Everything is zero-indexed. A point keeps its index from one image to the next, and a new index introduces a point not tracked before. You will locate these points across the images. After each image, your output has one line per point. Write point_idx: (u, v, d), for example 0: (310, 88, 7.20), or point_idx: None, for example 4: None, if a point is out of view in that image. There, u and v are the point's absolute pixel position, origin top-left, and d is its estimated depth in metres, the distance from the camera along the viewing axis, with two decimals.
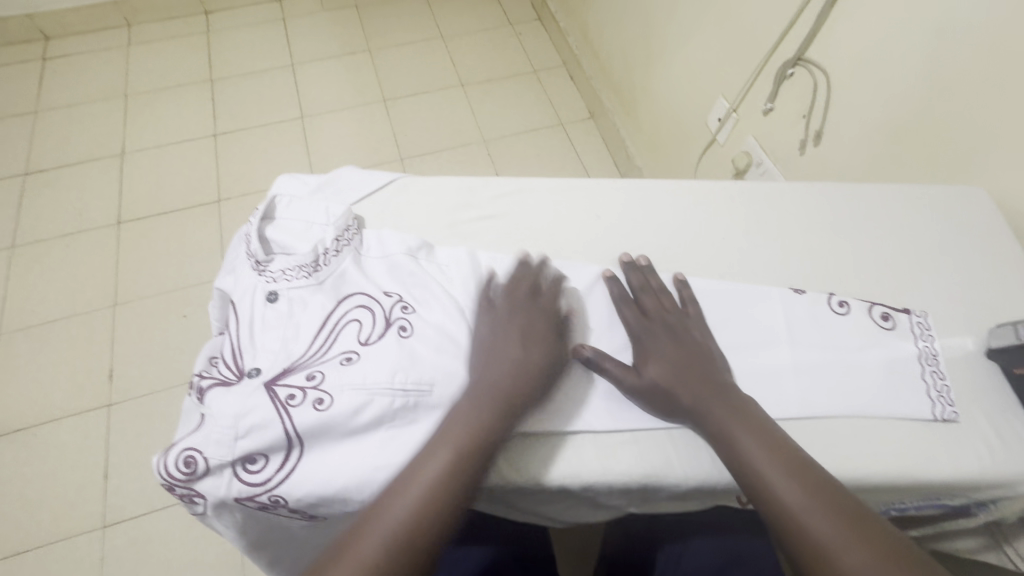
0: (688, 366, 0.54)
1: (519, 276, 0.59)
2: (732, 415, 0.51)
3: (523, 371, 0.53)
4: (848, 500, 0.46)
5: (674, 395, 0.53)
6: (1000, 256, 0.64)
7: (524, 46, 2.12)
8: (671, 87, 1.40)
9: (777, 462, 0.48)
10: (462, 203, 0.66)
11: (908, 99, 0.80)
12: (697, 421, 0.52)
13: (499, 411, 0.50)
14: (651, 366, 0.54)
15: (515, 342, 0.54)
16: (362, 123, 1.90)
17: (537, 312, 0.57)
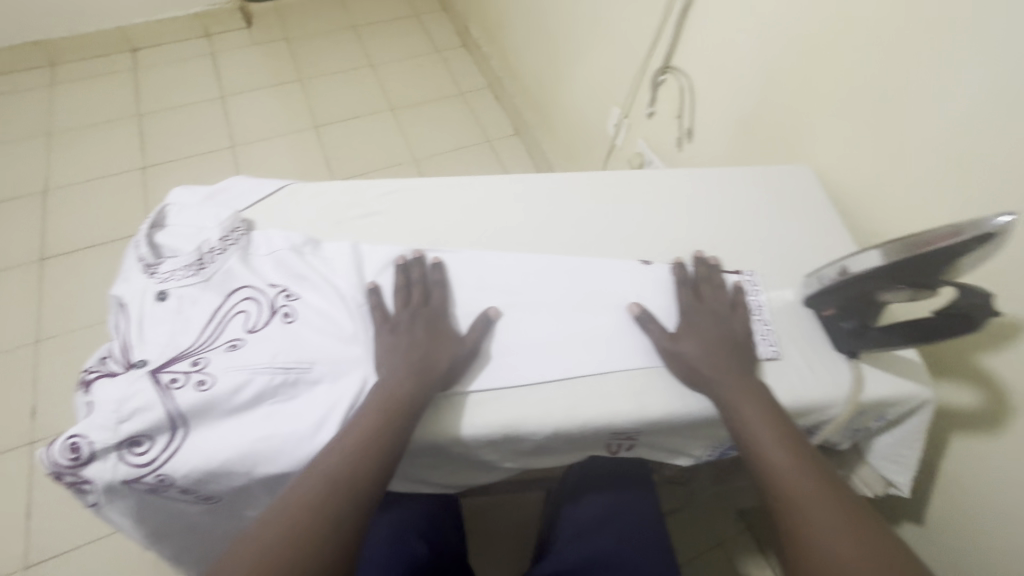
0: (722, 351, 0.59)
1: (404, 280, 0.63)
2: (758, 401, 0.56)
3: (424, 359, 0.57)
4: (838, 482, 0.52)
5: (709, 380, 0.57)
6: (822, 222, 0.75)
7: (450, 69, 2.23)
8: (576, 98, 1.53)
9: (786, 441, 0.54)
10: (348, 203, 0.72)
11: (749, 94, 0.92)
12: (725, 406, 0.56)
13: (421, 391, 0.56)
14: (698, 351, 0.59)
15: (420, 339, 0.59)
16: (296, 149, 1.95)
17: (426, 308, 0.62)
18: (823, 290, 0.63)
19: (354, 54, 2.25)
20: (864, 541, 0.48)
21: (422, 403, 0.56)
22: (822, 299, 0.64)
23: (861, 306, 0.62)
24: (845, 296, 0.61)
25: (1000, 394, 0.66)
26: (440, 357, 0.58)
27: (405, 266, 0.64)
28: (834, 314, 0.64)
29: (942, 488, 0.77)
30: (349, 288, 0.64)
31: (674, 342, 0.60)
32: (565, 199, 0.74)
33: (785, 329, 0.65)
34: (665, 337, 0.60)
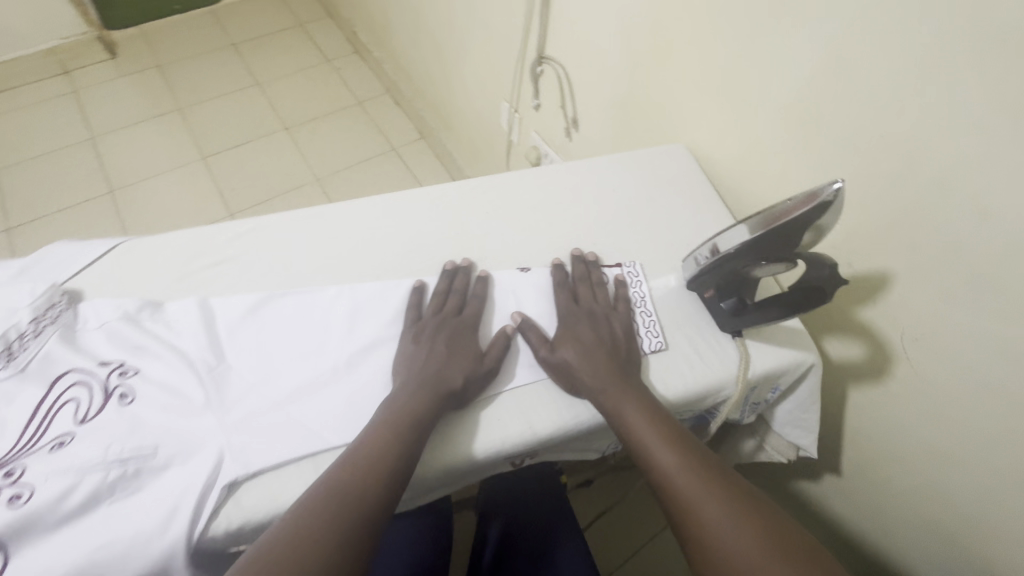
0: (600, 354, 0.57)
1: (447, 286, 0.63)
2: (641, 401, 0.54)
3: (444, 373, 0.55)
4: (731, 474, 0.50)
5: (592, 386, 0.55)
6: (700, 201, 0.75)
7: (345, 79, 2.12)
8: (469, 94, 1.49)
9: (672, 439, 0.52)
10: (193, 253, 0.65)
11: (620, 77, 0.91)
12: (609, 411, 0.54)
13: (432, 407, 0.53)
14: (576, 355, 0.57)
15: (440, 351, 0.57)
16: (183, 185, 1.80)
17: (458, 317, 0.60)
18: (701, 272, 0.62)
19: (238, 75, 2.10)
20: (761, 532, 0.45)
21: (433, 419, 0.53)
22: (701, 281, 0.63)
23: (738, 285, 0.61)
24: (720, 277, 0.60)
25: (881, 344, 0.68)
26: (454, 374, 0.55)
27: (452, 273, 0.64)
28: (715, 295, 0.63)
29: (849, 439, 0.79)
30: (197, 350, 0.57)
31: (553, 351, 0.57)
32: (435, 214, 0.71)
33: (669, 316, 0.64)
34: (546, 346, 0.58)
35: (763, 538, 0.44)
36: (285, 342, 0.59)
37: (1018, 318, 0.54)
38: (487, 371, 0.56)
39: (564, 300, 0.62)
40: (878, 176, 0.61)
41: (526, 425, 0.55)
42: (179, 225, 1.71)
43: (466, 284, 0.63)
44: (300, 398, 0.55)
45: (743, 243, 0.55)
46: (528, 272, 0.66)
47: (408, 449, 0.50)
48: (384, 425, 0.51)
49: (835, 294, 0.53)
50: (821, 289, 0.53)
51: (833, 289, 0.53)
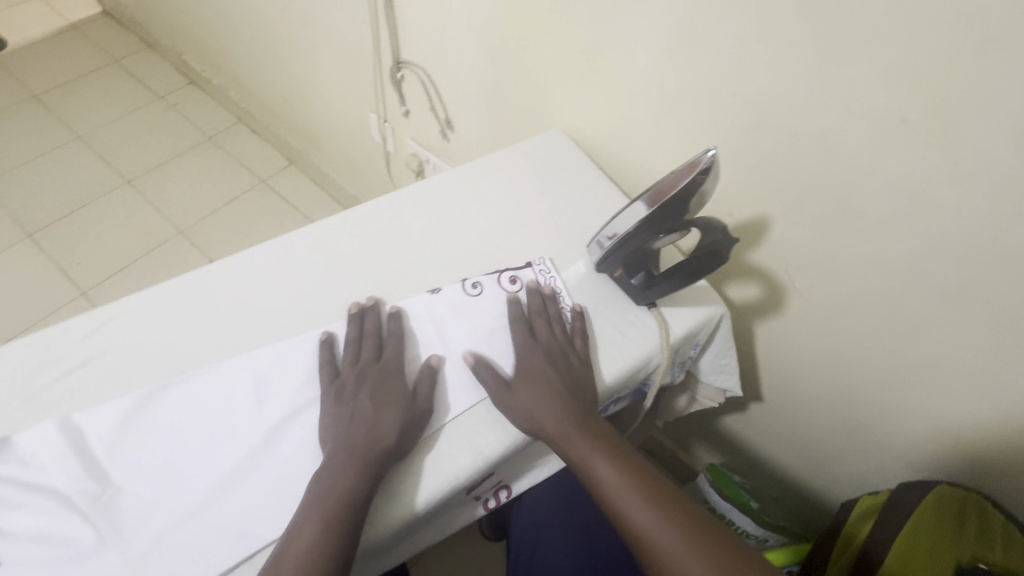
0: (553, 387, 0.56)
1: (358, 332, 0.58)
2: (582, 421, 0.54)
3: (376, 433, 0.50)
4: (675, 493, 0.52)
5: (545, 422, 0.54)
6: (587, 183, 0.76)
7: (185, 114, 1.90)
8: (331, 110, 1.40)
9: (620, 464, 0.53)
10: (35, 365, 0.54)
11: (482, 71, 0.89)
12: (558, 445, 0.54)
13: (367, 469, 0.48)
14: (531, 393, 0.55)
15: (364, 406, 0.52)
16: (11, 272, 1.52)
17: (378, 363, 0.56)
18: (610, 256, 0.63)
19: (50, 131, 1.80)
20: (694, 537, 0.48)
21: (375, 480, 0.49)
22: (613, 265, 0.63)
23: (643, 260, 0.62)
24: (629, 257, 0.62)
25: (772, 280, 0.74)
26: (387, 429, 0.51)
27: (360, 316, 0.59)
28: (628, 276, 0.64)
29: (764, 370, 0.86)
30: (73, 482, 0.48)
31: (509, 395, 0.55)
32: (324, 255, 0.65)
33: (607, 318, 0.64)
34: (508, 390, 0.56)
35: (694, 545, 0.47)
36: (183, 439, 0.51)
37: (872, 235, 0.61)
38: (422, 413, 0.53)
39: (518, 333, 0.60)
40: (738, 132, 0.65)
41: (476, 452, 0.53)
42: (17, 320, 1.44)
43: (378, 324, 0.59)
44: (217, 500, 0.48)
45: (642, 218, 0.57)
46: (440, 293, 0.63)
47: (351, 534, 0.46)
48: (318, 514, 0.46)
49: (730, 255, 0.56)
50: (717, 246, 0.56)
51: (727, 247, 0.56)
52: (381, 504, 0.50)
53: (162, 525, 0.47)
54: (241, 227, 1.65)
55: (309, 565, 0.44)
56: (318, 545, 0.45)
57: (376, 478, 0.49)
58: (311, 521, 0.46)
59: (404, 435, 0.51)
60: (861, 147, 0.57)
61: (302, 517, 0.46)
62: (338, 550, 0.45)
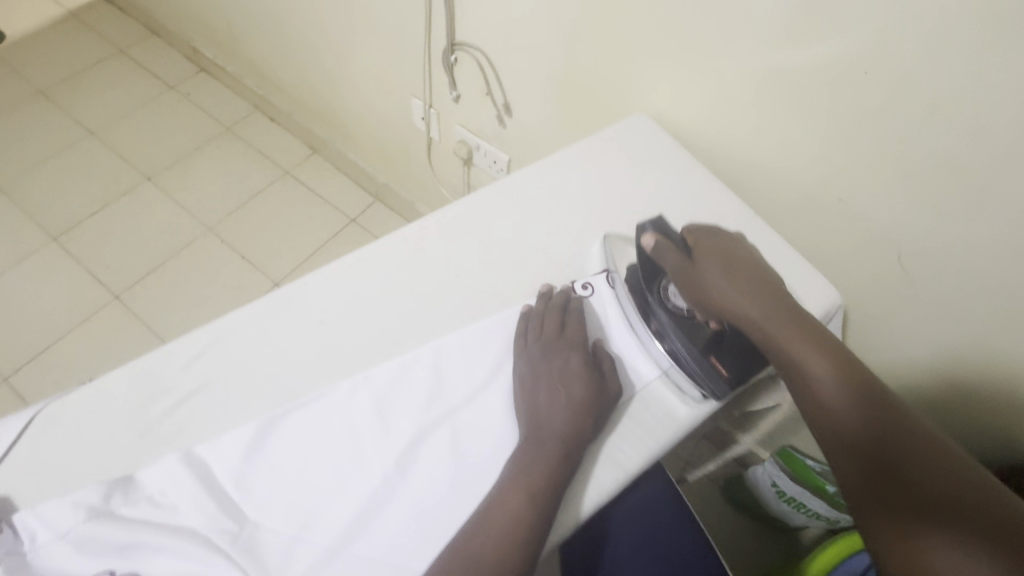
0: (750, 267, 0.57)
1: (542, 307, 0.57)
2: (706, 273, 0.57)
3: (573, 415, 0.50)
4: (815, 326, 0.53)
5: (733, 304, 0.55)
6: (683, 170, 0.72)
7: (199, 104, 1.82)
8: (365, 96, 1.33)
9: (837, 370, 0.51)
10: (144, 395, 0.50)
11: (553, 51, 0.84)
12: (755, 325, 0.54)
13: (564, 454, 0.48)
14: (717, 271, 0.57)
15: (557, 391, 0.52)
16: (40, 279, 1.47)
17: (564, 340, 0.55)
18: (690, 372, 0.56)
19: (63, 128, 1.72)
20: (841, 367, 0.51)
21: (569, 466, 0.48)
22: (705, 377, 0.55)
23: (694, 332, 0.57)
24: (681, 342, 0.56)
25: (880, 267, 0.71)
26: (580, 416, 0.50)
27: (547, 293, 0.58)
28: (713, 357, 0.55)
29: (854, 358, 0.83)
30: (210, 522, 0.45)
31: (705, 291, 0.56)
32: (424, 261, 0.61)
33: (705, 241, 0.59)
34: (697, 271, 0.57)
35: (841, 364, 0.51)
36: (310, 471, 0.48)
37: (1012, 217, 0.58)
38: (610, 395, 0.53)
39: (672, 257, 0.58)
40: (862, 110, 0.61)
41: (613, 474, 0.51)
42: (53, 327, 1.41)
43: (566, 302, 0.58)
44: (359, 532, 0.46)
45: (641, 301, 0.59)
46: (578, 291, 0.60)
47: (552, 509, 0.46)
48: (522, 487, 0.47)
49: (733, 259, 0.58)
50: (666, 236, 0.61)
51: (673, 228, 0.62)
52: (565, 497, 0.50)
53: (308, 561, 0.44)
54: (271, 222, 1.60)
55: (506, 559, 0.44)
56: (512, 538, 0.45)
57: (570, 463, 0.49)
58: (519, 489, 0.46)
59: (594, 423, 0.51)
60: (1014, 125, 0.53)
61: (490, 512, 0.46)
62: (531, 542, 0.45)
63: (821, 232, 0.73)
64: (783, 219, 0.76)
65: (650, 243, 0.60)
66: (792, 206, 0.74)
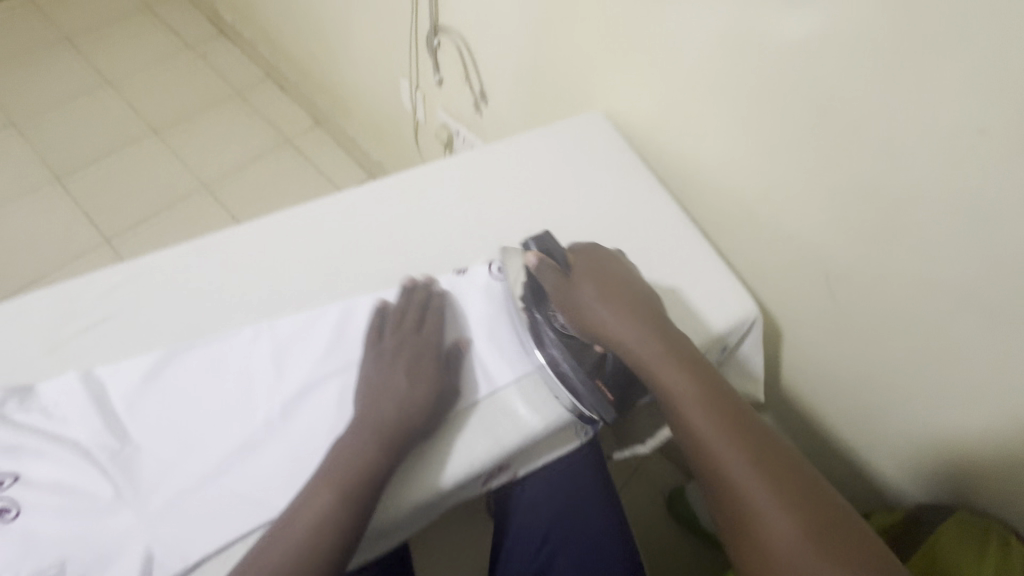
0: (626, 287, 0.57)
1: (405, 300, 0.58)
2: (593, 288, 0.57)
3: (407, 408, 0.51)
4: (700, 363, 0.54)
5: (610, 330, 0.56)
6: (626, 170, 0.73)
7: (214, 65, 1.88)
8: (361, 72, 1.36)
9: (707, 404, 0.51)
10: (62, 316, 0.54)
11: (525, 43, 0.85)
12: (629, 350, 0.55)
13: (389, 447, 0.49)
14: (592, 292, 0.57)
15: (400, 378, 0.53)
16: (38, 215, 1.53)
17: (419, 334, 0.56)
18: (577, 394, 0.54)
19: (82, 75, 1.79)
20: (712, 412, 0.51)
21: (395, 459, 0.49)
22: (593, 403, 0.54)
23: (582, 355, 0.56)
24: (568, 363, 0.55)
25: (806, 287, 0.72)
26: (415, 407, 0.51)
27: (410, 287, 0.58)
28: (599, 381, 0.55)
29: (781, 378, 0.84)
30: (93, 436, 0.48)
31: (585, 311, 0.56)
32: (352, 224, 0.63)
33: (583, 262, 0.59)
34: (573, 290, 0.57)
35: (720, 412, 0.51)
36: (200, 403, 0.51)
37: (927, 247, 0.58)
38: (449, 390, 0.54)
39: (553, 277, 0.58)
40: (795, 126, 0.62)
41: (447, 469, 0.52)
42: (44, 263, 1.46)
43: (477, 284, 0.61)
44: (232, 466, 0.48)
45: (528, 318, 0.58)
46: (474, 276, 0.61)
47: (367, 498, 0.47)
48: (337, 479, 0.47)
49: (629, 286, 0.58)
50: (550, 254, 0.59)
51: (558, 245, 0.60)
52: (398, 481, 0.51)
53: (177, 484, 0.47)
54: (265, 188, 1.65)
55: (322, 529, 0.45)
56: (333, 508, 0.46)
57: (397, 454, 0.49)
58: (331, 484, 0.47)
59: (427, 416, 0.52)
60: (928, 154, 0.54)
61: (320, 479, 0.47)
62: (351, 514, 0.46)
63: (754, 246, 0.74)
64: (721, 230, 0.77)
65: (533, 261, 0.58)
66: (729, 218, 0.75)
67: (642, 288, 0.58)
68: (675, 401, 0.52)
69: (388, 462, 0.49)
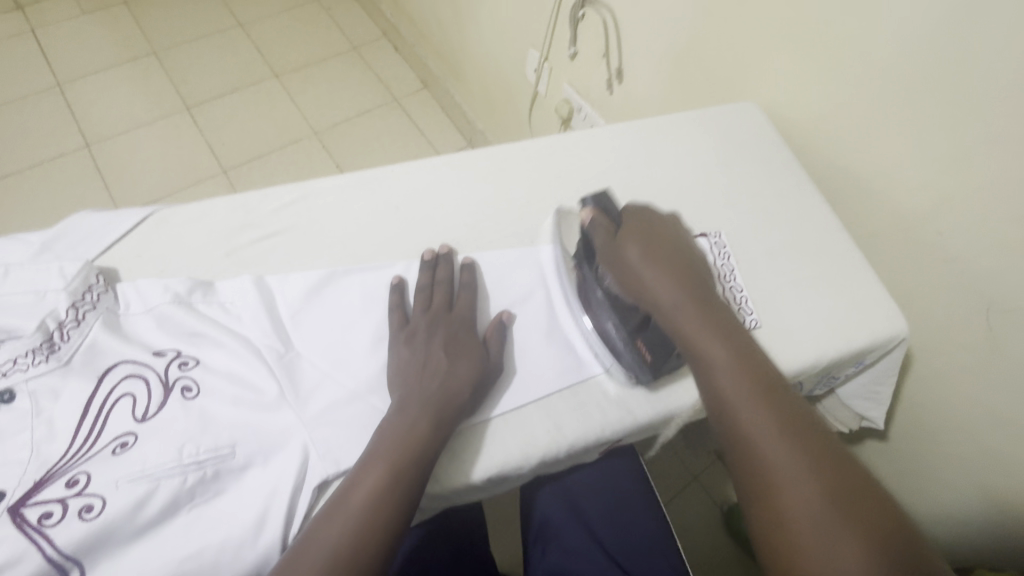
0: (674, 252, 0.55)
1: (430, 278, 0.55)
2: (638, 246, 0.54)
3: (451, 385, 0.49)
4: (738, 334, 0.51)
5: (649, 288, 0.53)
6: (777, 164, 0.70)
7: (337, 20, 1.94)
8: (486, 40, 1.37)
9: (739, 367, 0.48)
10: (239, 225, 0.57)
11: (681, 22, 0.83)
12: (670, 313, 0.52)
13: (440, 423, 0.47)
14: (638, 252, 0.54)
15: (438, 353, 0.50)
16: (167, 139, 1.65)
17: (451, 314, 0.54)
18: (617, 352, 0.53)
19: (219, 15, 1.90)
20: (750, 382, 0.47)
21: (444, 436, 0.47)
22: (631, 363, 0.52)
23: (625, 313, 0.54)
24: (613, 324, 0.53)
25: (961, 315, 0.66)
26: (463, 382, 0.49)
27: (432, 263, 0.56)
28: (640, 342, 0.52)
29: (902, 409, 0.78)
30: (263, 337, 0.51)
31: (623, 269, 0.54)
32: (502, 179, 0.64)
33: (636, 222, 0.56)
34: (614, 244, 0.55)
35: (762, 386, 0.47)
36: (354, 326, 0.54)
37: None
38: (493, 369, 0.52)
39: (604, 233, 0.56)
40: (989, 139, 0.57)
41: (497, 457, 0.50)
42: (166, 183, 1.58)
43: None
44: (379, 386, 0.51)
45: (578, 275, 0.57)
46: None
47: (420, 475, 0.45)
48: (385, 458, 0.44)
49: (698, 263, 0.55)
50: (606, 212, 0.57)
51: (615, 205, 0.58)
52: (452, 455, 0.49)
53: (333, 395, 0.50)
54: (369, 142, 1.70)
55: (376, 504, 0.43)
56: (386, 483, 0.43)
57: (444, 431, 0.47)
58: (382, 466, 0.44)
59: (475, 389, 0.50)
60: None
61: (370, 456, 0.45)
62: (401, 494, 0.44)
63: (908, 263, 0.69)
64: (871, 241, 0.73)
65: (586, 218, 0.57)
66: (884, 230, 0.71)
67: (676, 253, 0.55)
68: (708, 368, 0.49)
69: (441, 439, 0.47)
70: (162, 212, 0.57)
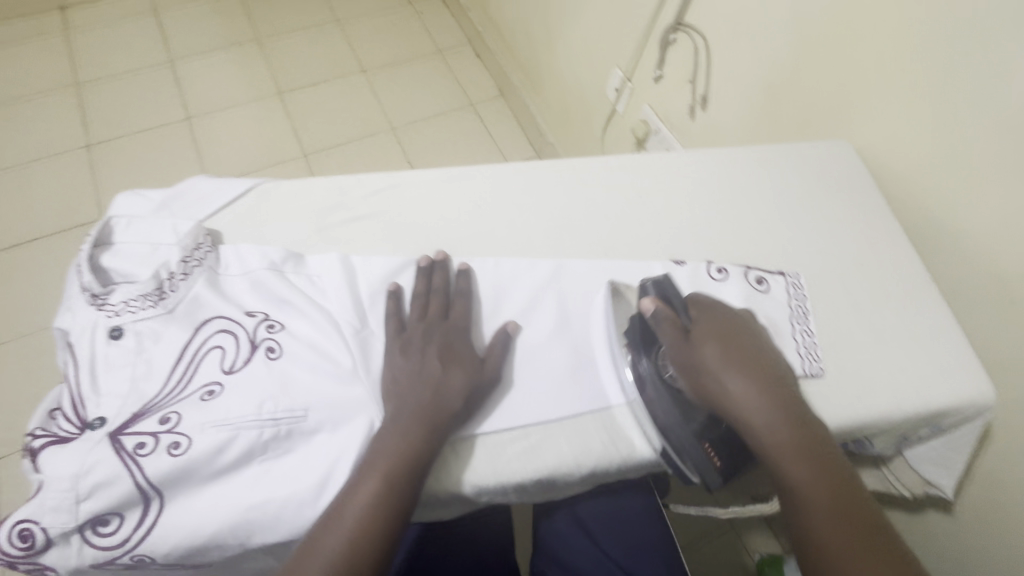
0: (753, 353, 0.51)
1: (425, 286, 0.56)
2: (716, 349, 0.50)
3: (448, 394, 0.49)
4: (826, 448, 0.48)
5: (725, 394, 0.49)
6: (864, 208, 0.68)
7: (426, 23, 2.03)
8: (570, 55, 1.40)
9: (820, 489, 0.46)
10: (332, 205, 0.61)
11: (777, 55, 0.82)
12: (749, 425, 0.48)
13: (435, 432, 0.47)
14: (717, 355, 0.50)
15: (433, 361, 0.51)
16: (258, 119, 1.76)
17: (446, 322, 0.54)
18: (681, 451, 0.49)
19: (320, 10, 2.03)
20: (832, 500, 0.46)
21: (438, 445, 0.48)
22: (698, 465, 0.49)
23: (688, 411, 0.50)
24: (673, 418, 0.49)
25: None
26: (456, 391, 0.50)
27: (428, 269, 0.57)
28: (708, 444, 0.49)
29: (969, 481, 0.74)
30: (342, 312, 0.54)
31: (698, 370, 0.50)
32: (582, 190, 0.65)
33: (708, 319, 0.52)
34: (685, 343, 0.51)
35: (843, 507, 0.45)
36: None
37: None
38: (489, 381, 0.52)
39: (668, 327, 0.51)
40: None
41: (492, 471, 0.50)
42: (252, 159, 1.68)
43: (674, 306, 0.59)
44: None
45: (631, 366, 0.53)
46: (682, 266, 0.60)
47: (411, 485, 0.46)
48: (376, 471, 0.45)
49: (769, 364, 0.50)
50: (669, 302, 0.53)
51: (677, 292, 0.54)
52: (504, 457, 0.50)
53: None
54: (442, 143, 1.76)
55: (372, 515, 0.44)
56: (379, 498, 0.44)
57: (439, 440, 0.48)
58: (372, 480, 0.45)
59: (467, 399, 0.50)
60: None
61: (362, 466, 0.46)
62: (397, 509, 0.45)
63: (998, 328, 0.66)
64: (959, 299, 0.69)
65: (649, 308, 0.52)
66: (974, 289, 0.67)
67: (761, 358, 0.51)
68: (795, 487, 0.46)
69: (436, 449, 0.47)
70: (266, 184, 0.62)
